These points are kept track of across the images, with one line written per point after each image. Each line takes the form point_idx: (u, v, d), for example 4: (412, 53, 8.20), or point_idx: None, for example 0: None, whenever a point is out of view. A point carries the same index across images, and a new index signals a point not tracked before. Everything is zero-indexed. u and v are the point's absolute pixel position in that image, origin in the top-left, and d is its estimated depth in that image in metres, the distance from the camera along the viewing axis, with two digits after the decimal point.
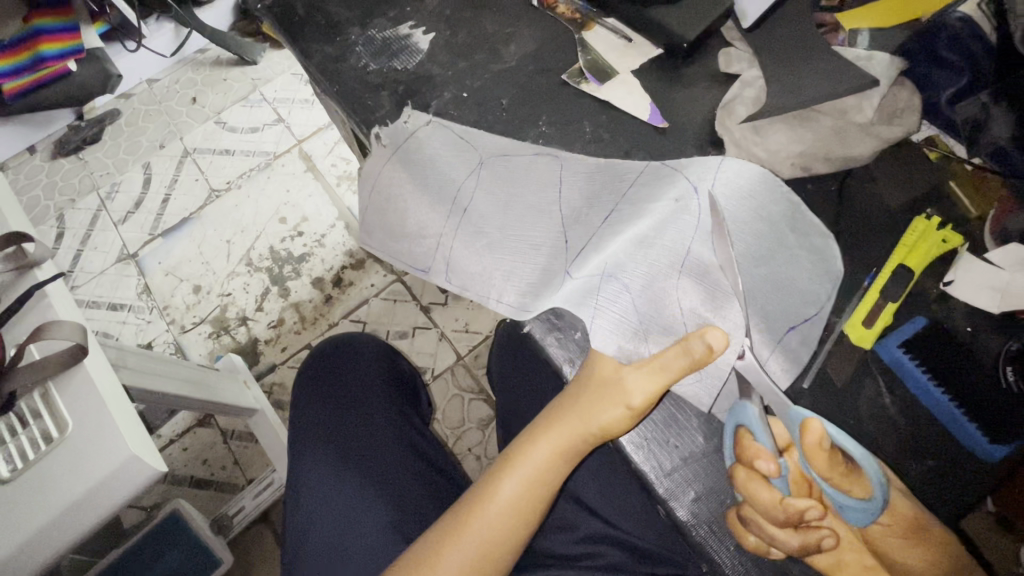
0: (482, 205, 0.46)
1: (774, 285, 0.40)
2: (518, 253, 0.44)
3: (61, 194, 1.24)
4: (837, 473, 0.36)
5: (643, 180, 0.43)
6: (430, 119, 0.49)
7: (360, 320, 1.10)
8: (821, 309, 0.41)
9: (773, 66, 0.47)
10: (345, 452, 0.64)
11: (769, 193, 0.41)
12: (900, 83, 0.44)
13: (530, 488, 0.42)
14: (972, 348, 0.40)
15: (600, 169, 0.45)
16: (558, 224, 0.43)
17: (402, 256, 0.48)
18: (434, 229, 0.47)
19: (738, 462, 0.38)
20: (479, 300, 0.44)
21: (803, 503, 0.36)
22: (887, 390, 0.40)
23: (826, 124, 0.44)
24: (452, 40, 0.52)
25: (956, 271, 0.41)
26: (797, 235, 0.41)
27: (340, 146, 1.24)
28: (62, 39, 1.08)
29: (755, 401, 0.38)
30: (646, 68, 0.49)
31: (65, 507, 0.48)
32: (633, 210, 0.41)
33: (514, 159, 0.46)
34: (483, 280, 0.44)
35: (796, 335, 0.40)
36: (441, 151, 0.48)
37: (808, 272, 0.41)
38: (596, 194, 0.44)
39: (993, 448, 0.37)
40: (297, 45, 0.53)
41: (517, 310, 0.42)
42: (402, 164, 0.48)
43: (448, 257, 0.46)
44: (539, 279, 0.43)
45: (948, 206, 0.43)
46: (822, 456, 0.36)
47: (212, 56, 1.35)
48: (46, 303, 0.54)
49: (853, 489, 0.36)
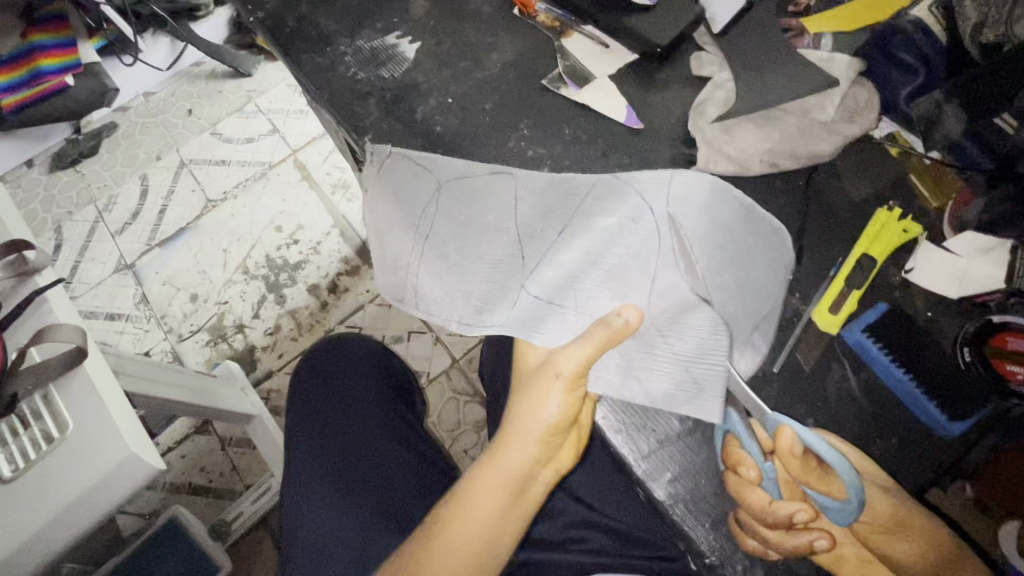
0: (443, 229, 0.46)
1: (739, 288, 0.41)
2: (482, 272, 0.45)
3: (59, 207, 1.25)
4: (810, 474, 0.38)
5: (597, 196, 0.43)
6: (390, 151, 0.50)
7: (356, 325, 1.12)
8: (775, 302, 0.42)
9: (742, 68, 0.49)
10: (337, 454, 0.65)
11: (720, 199, 0.42)
12: (860, 83, 0.47)
13: (479, 528, 0.41)
14: (932, 331, 0.42)
15: (555, 183, 0.45)
16: (514, 243, 0.44)
17: (378, 288, 0.49)
18: (405, 257, 0.47)
19: (727, 468, 0.40)
20: (446, 322, 0.46)
21: (791, 506, 0.38)
22: (853, 372, 0.42)
23: (792, 123, 0.46)
24: (437, 49, 0.54)
25: (916, 260, 0.43)
26: (751, 231, 0.43)
27: (334, 155, 1.26)
28: (60, 54, 1.11)
29: (739, 407, 0.40)
30: (622, 73, 0.52)
31: (66, 505, 0.50)
32: (588, 230, 0.42)
33: (473, 180, 0.47)
34: (446, 303, 0.46)
35: (760, 333, 0.42)
36: (404, 178, 0.49)
37: (765, 273, 0.42)
38: (550, 209, 0.44)
39: (951, 424, 0.40)
40: (288, 56, 0.56)
41: (470, 326, 0.44)
42: (376, 194, 0.49)
43: (417, 285, 0.47)
44: (495, 297, 0.44)
45: (907, 197, 0.46)
46: (795, 460, 0.38)
47: (208, 69, 1.38)
48: (47, 308, 0.56)
49: (833, 491, 0.38)
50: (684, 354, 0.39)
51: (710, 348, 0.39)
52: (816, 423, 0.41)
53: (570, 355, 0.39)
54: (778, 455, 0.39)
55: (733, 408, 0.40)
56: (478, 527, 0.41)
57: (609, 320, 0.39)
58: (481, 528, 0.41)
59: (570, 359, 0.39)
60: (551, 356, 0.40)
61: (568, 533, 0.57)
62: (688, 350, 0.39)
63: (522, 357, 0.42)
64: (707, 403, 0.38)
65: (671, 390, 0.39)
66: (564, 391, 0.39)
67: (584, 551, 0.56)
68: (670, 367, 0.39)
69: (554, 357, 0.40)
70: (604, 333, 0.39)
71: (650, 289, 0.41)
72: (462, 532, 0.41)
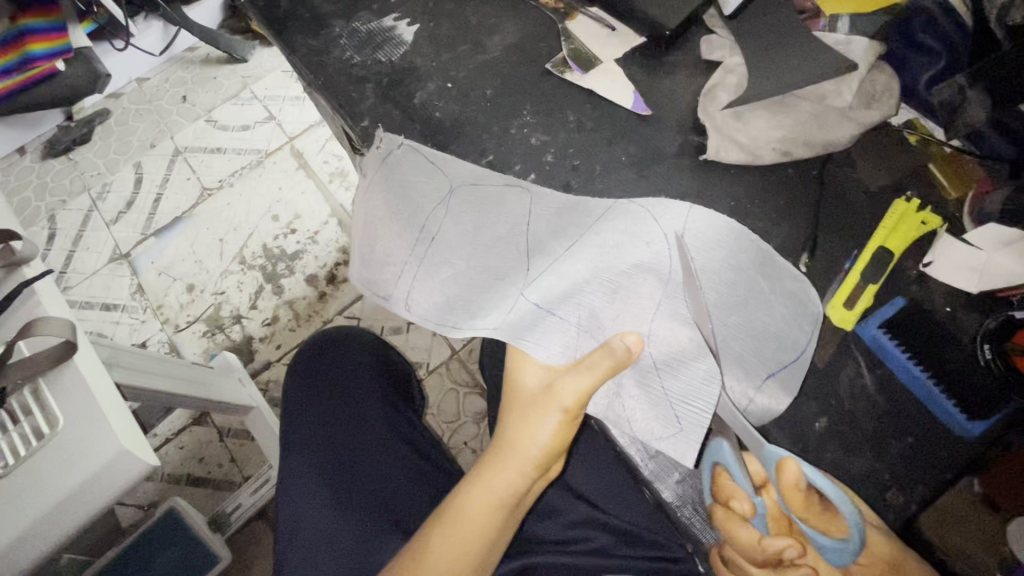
0: (450, 234, 0.44)
1: (748, 332, 0.39)
2: (465, 277, 0.43)
3: (52, 195, 1.23)
4: (813, 513, 0.36)
5: (612, 217, 0.41)
6: (401, 143, 0.47)
7: (355, 316, 1.10)
8: (801, 352, 0.40)
9: (755, 51, 0.47)
10: (337, 457, 0.63)
11: (738, 242, 0.40)
12: (878, 68, 0.45)
13: (466, 542, 0.42)
14: (950, 326, 0.41)
15: (569, 204, 0.43)
16: (522, 255, 0.42)
17: (361, 281, 0.45)
18: (401, 257, 0.44)
19: (715, 500, 0.39)
20: (410, 316, 0.43)
21: (781, 543, 0.36)
22: (868, 369, 0.41)
23: (806, 109, 0.45)
24: (436, 32, 0.52)
25: (935, 253, 0.42)
26: (770, 282, 0.41)
27: (331, 143, 1.24)
28: (50, 39, 1.06)
29: (730, 439, 0.39)
30: (629, 57, 0.50)
31: (57, 502, 0.48)
32: (602, 249, 0.41)
33: (484, 188, 0.44)
34: (444, 308, 0.43)
35: (778, 382, 0.40)
36: (412, 179, 0.45)
37: (784, 318, 0.40)
38: (562, 227, 0.42)
39: (970, 425, 0.38)
40: (281, 39, 0.53)
41: (441, 324, 0.42)
42: (380, 186, 0.45)
43: (411, 289, 0.43)
44: (483, 300, 0.42)
45: (926, 187, 0.44)
46: (797, 495, 0.36)
47: (202, 55, 1.35)
48: (37, 300, 0.55)
49: (832, 530, 0.36)
50: (674, 393, 0.38)
51: (702, 396, 0.37)
52: (829, 422, 0.40)
53: (570, 385, 0.39)
54: (781, 490, 0.36)
55: (727, 441, 0.38)
56: (464, 548, 0.42)
57: (611, 347, 0.38)
58: (465, 544, 0.42)
59: (569, 393, 0.39)
60: (552, 384, 0.40)
61: (571, 531, 0.56)
62: (677, 387, 0.38)
63: (518, 380, 0.42)
64: (682, 442, 0.37)
65: (653, 424, 0.38)
66: (558, 422, 0.40)
67: (586, 551, 0.55)
68: (658, 404, 0.38)
69: (554, 388, 0.39)
70: (607, 364, 0.37)
71: (651, 318, 0.39)
72: (446, 553, 0.42)
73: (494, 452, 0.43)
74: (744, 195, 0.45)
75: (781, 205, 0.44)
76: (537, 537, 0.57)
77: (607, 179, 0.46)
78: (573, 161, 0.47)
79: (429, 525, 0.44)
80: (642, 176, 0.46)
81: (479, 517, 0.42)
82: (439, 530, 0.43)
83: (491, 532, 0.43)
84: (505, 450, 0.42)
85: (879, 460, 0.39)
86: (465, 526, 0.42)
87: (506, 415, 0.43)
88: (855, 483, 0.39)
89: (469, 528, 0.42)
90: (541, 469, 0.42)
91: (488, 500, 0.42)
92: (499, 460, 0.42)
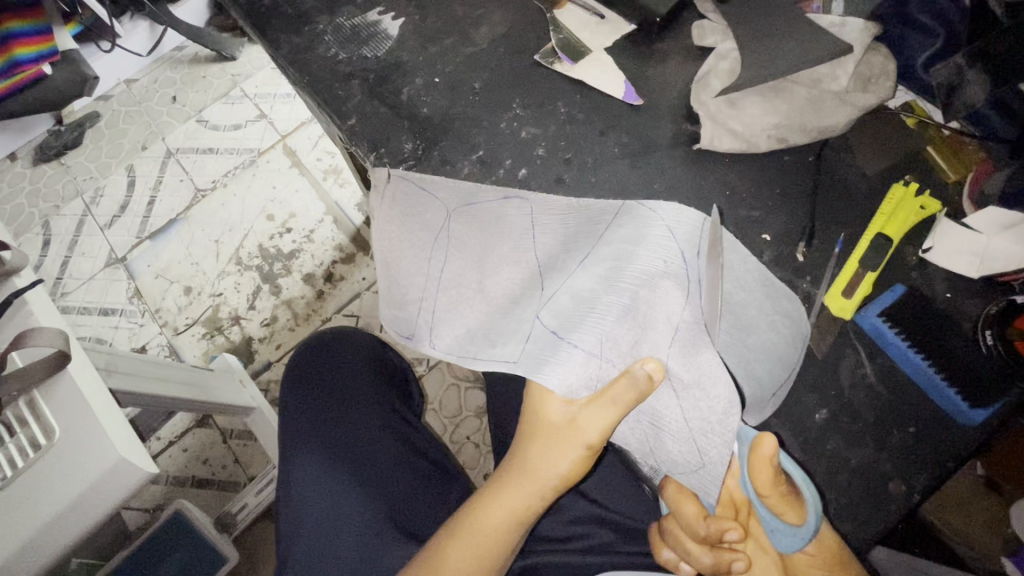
0: (458, 260, 0.42)
1: (761, 352, 0.38)
2: (484, 305, 0.41)
3: (45, 201, 1.22)
4: (776, 491, 0.35)
5: (621, 222, 0.39)
6: (389, 173, 0.45)
7: (353, 314, 1.10)
8: (795, 366, 0.39)
9: (749, 33, 0.45)
10: (343, 465, 0.62)
11: (741, 262, 0.38)
12: (875, 50, 0.45)
13: (479, 559, 0.42)
14: (950, 313, 0.41)
15: (573, 210, 0.41)
16: (535, 275, 0.41)
17: (384, 323, 0.44)
18: (415, 293, 0.43)
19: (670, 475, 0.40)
20: (436, 352, 0.41)
21: (726, 524, 0.38)
22: (868, 359, 0.40)
23: (801, 94, 0.44)
24: (422, 25, 0.51)
25: (935, 238, 0.42)
26: (772, 299, 0.39)
27: (323, 140, 1.23)
28: (34, 42, 1.04)
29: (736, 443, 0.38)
30: (618, 45, 0.49)
31: (57, 513, 0.48)
32: (615, 263, 0.37)
33: (481, 207, 0.43)
34: (467, 341, 0.41)
35: (777, 400, 0.39)
36: (410, 208, 0.44)
37: (783, 337, 0.39)
38: (572, 239, 0.40)
39: (974, 412, 0.38)
40: (264, 37, 0.52)
41: (463, 356, 0.40)
42: (390, 219, 0.44)
43: (433, 324, 0.42)
44: (502, 327, 0.40)
45: (925, 171, 0.44)
46: (768, 472, 0.34)
47: (190, 54, 1.33)
48: (26, 311, 0.54)
49: (787, 515, 0.36)
50: (697, 422, 0.36)
51: (723, 427, 0.35)
52: (830, 413, 0.40)
53: (596, 420, 0.37)
54: (752, 461, 0.34)
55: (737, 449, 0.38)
56: (478, 562, 0.42)
57: (633, 375, 0.35)
58: (479, 558, 0.42)
59: (593, 429, 0.37)
60: (574, 418, 0.38)
61: (573, 528, 0.56)
62: (699, 417, 0.36)
63: (538, 409, 0.39)
64: (702, 478, 0.37)
65: (676, 449, 0.38)
66: (580, 456, 0.38)
67: (586, 547, 0.55)
68: (684, 435, 0.37)
69: (578, 421, 0.37)
70: (631, 396, 0.35)
71: (670, 341, 0.37)
72: (460, 566, 0.42)
73: (509, 471, 0.41)
74: (739, 185, 0.44)
75: (777, 193, 0.44)
76: (537, 535, 0.57)
77: (600, 172, 0.45)
78: (565, 155, 0.46)
79: (441, 542, 0.44)
80: (635, 167, 0.45)
81: (494, 537, 0.42)
82: (453, 546, 0.42)
83: (505, 546, 0.42)
84: (525, 473, 0.41)
85: (879, 450, 0.39)
86: (480, 542, 0.42)
87: (524, 438, 0.41)
88: (855, 474, 0.39)
89: (486, 542, 0.42)
90: (557, 493, 0.41)
91: (503, 519, 0.41)
92: (515, 480, 0.41)
